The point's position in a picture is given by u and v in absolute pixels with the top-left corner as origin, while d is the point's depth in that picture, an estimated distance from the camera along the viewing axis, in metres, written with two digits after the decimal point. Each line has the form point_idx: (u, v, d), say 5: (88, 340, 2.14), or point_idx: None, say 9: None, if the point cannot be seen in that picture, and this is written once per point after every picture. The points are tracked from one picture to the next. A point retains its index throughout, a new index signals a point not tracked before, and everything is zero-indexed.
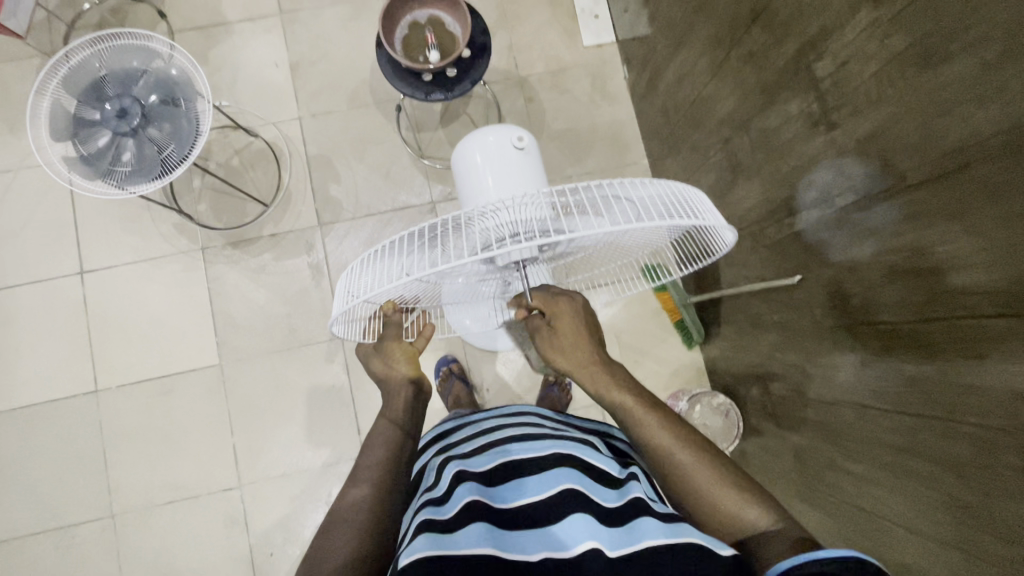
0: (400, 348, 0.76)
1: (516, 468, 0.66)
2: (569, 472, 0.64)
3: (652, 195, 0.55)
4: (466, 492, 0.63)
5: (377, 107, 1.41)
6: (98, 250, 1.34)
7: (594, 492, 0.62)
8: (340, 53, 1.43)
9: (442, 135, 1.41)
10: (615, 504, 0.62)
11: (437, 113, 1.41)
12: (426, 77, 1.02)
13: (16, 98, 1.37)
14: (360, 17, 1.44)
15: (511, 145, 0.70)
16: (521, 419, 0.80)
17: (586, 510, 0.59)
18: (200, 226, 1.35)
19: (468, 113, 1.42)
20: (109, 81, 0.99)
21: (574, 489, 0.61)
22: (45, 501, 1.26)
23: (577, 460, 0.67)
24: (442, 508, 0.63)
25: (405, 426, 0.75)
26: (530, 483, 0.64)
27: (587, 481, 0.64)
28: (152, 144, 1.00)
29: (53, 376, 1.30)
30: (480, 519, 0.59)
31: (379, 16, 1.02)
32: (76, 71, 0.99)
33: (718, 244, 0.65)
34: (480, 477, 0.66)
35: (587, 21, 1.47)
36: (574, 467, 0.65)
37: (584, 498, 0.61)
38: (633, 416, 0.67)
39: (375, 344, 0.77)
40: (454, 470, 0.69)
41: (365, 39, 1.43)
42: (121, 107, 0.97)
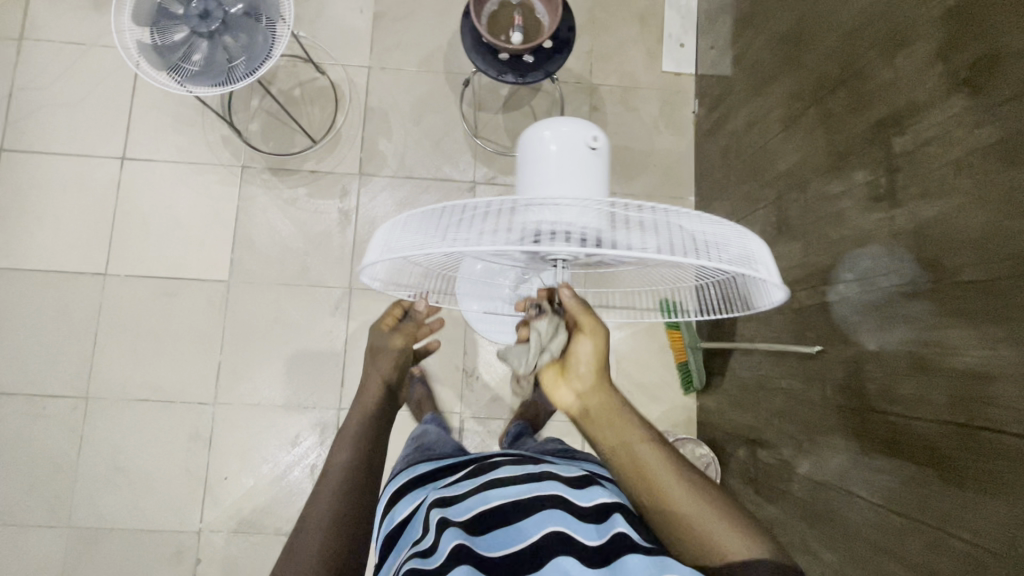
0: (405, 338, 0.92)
1: (495, 514, 0.66)
2: (549, 513, 0.63)
3: (710, 232, 0.53)
4: (450, 540, 0.62)
5: (445, 77, 1.42)
6: (142, 143, 1.36)
7: (576, 531, 0.62)
8: (425, 16, 1.44)
9: (501, 120, 1.41)
10: (596, 542, 0.61)
11: (501, 98, 1.41)
12: (501, 57, 1.03)
13: None
14: None
15: (590, 140, 0.68)
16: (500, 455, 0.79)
17: (566, 555, 0.59)
18: (247, 145, 1.37)
19: (531, 106, 1.42)
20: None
21: (556, 533, 0.61)
22: (24, 365, 1.27)
23: (557, 498, 0.66)
24: (429, 559, 0.62)
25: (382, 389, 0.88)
26: (510, 530, 0.64)
27: (570, 521, 0.63)
28: (224, 53, 1.01)
29: (67, 251, 1.31)
30: (464, 566, 0.60)
31: None
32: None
33: (760, 300, 0.63)
34: (463, 523, 0.66)
35: (672, 47, 1.46)
36: (553, 505, 0.65)
37: (566, 541, 0.61)
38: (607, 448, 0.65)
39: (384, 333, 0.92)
40: (433, 514, 0.68)
41: (452, 9, 1.44)
42: (205, 9, 0.99)
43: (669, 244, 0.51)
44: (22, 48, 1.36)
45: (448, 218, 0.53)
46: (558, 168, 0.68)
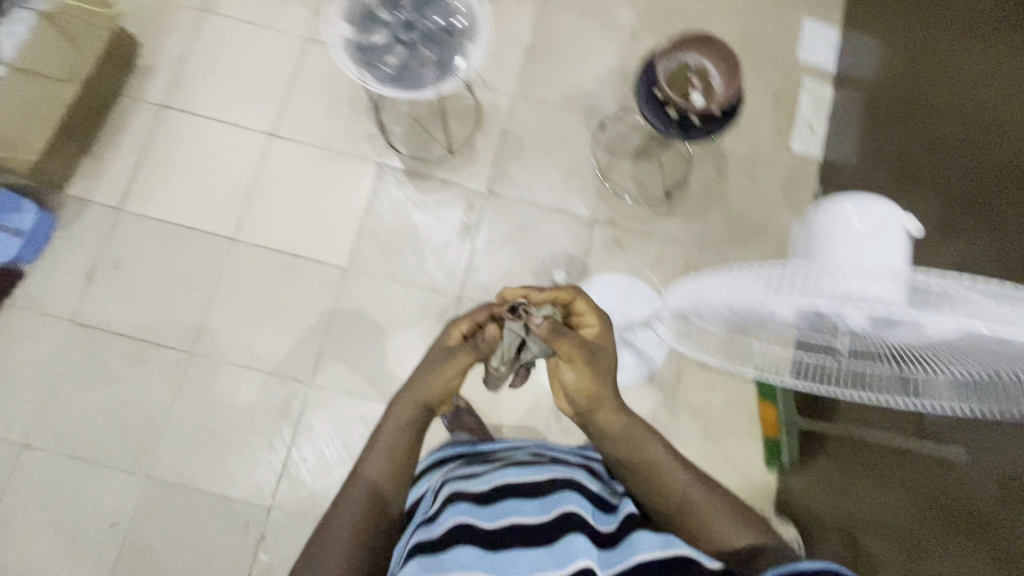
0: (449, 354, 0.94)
1: (503, 492, 0.81)
2: (561, 496, 0.80)
3: None
4: (455, 514, 0.78)
5: (584, 117, 1.48)
6: (292, 124, 1.43)
7: (588, 516, 0.79)
8: (574, 58, 1.51)
9: (629, 166, 1.46)
10: (609, 528, 0.80)
11: (633, 146, 1.47)
12: (671, 114, 1.09)
13: None
14: (604, 36, 1.53)
15: (903, 228, 0.64)
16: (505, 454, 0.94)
17: (579, 531, 0.76)
18: (388, 144, 1.43)
19: (660, 159, 1.47)
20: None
21: (566, 512, 0.78)
22: (140, 310, 1.31)
23: (568, 484, 0.83)
24: (433, 526, 0.78)
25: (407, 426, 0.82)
26: (520, 505, 0.79)
27: (582, 505, 0.80)
28: (419, 59, 1.08)
29: (203, 210, 1.37)
30: (472, 543, 0.75)
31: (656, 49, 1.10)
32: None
33: None
34: (472, 495, 0.81)
35: (802, 129, 1.51)
36: (564, 489, 0.82)
37: (576, 520, 0.77)
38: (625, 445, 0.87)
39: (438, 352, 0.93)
40: (448, 489, 0.84)
41: (601, 56, 1.52)
42: (410, 22, 1.09)
43: (1003, 318, 0.48)
44: (204, 19, 1.46)
45: (744, 272, 0.61)
46: (866, 246, 0.64)
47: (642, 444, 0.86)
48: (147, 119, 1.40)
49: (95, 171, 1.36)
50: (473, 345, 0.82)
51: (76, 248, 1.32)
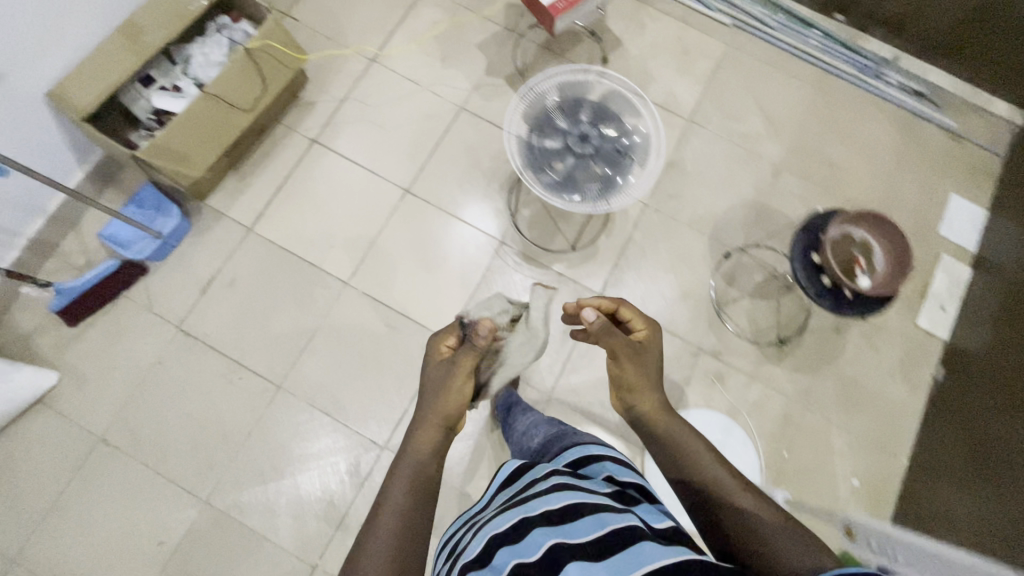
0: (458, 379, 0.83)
1: (490, 547, 0.60)
2: (540, 536, 0.58)
3: None
4: None
5: (710, 243, 1.47)
6: (427, 184, 1.46)
7: (581, 534, 0.58)
8: (712, 182, 1.51)
9: (745, 303, 1.43)
10: (603, 533, 0.58)
11: (754, 284, 1.44)
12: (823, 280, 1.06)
13: (462, 43, 1.57)
14: (746, 167, 1.53)
15: None
16: (501, 490, 0.75)
17: (580, 558, 0.55)
18: (513, 225, 1.44)
19: (778, 302, 1.44)
20: (587, 109, 1.12)
21: (555, 545, 0.57)
22: (241, 331, 1.33)
23: (550, 513, 0.61)
24: None
25: (427, 469, 0.74)
26: (510, 550, 0.58)
27: (563, 530, 0.59)
28: (584, 172, 1.09)
29: (324, 248, 1.40)
30: None
31: (829, 215, 1.10)
32: (569, 84, 1.13)
33: None
34: (465, 565, 0.60)
35: (932, 306, 1.45)
36: (540, 520, 0.61)
37: (570, 544, 0.57)
38: (662, 442, 0.78)
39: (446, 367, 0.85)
40: (445, 571, 0.63)
41: (738, 186, 1.51)
42: (585, 134, 1.10)
43: None
44: (369, 68, 1.53)
45: None
46: None
47: (681, 438, 0.77)
48: (296, 150, 1.46)
49: (237, 189, 1.41)
50: (461, 356, 0.84)
51: (200, 258, 1.36)
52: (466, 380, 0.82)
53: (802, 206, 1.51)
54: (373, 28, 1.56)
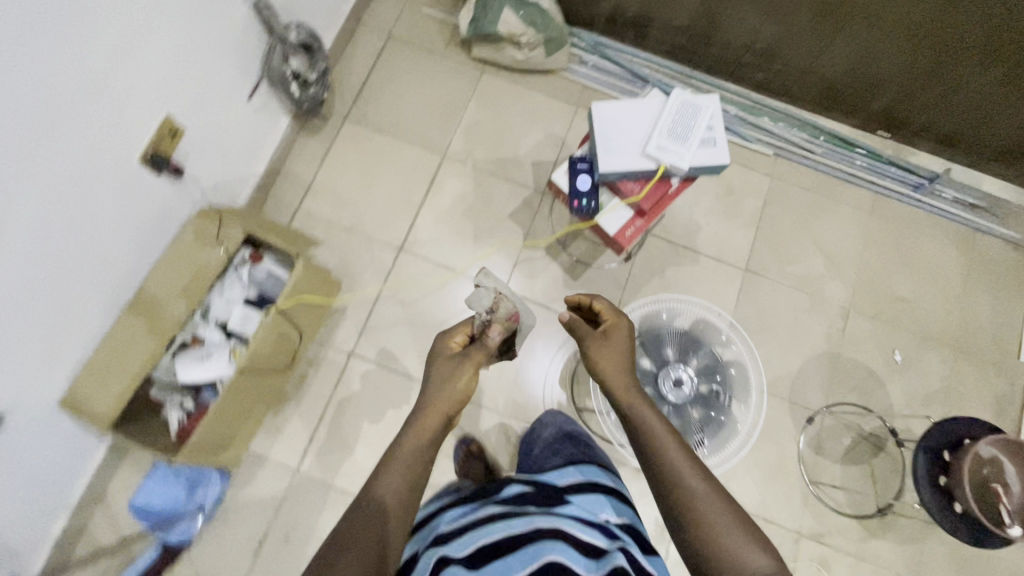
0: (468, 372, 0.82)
1: (492, 550, 0.67)
2: (547, 545, 0.65)
3: None
4: None
5: (789, 407, 1.37)
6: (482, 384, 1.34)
7: (574, 567, 0.64)
8: (780, 336, 1.42)
9: (837, 471, 1.34)
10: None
11: (842, 447, 1.36)
12: (958, 507, 0.98)
13: (493, 214, 1.45)
14: (813, 314, 1.44)
15: None
16: (500, 491, 0.80)
17: None
18: (581, 421, 1.33)
19: (871, 464, 1.35)
20: (672, 342, 1.02)
21: (552, 561, 0.63)
22: None
23: (556, 533, 0.68)
24: None
25: (417, 472, 0.69)
26: (511, 565, 0.64)
27: (570, 556, 0.65)
28: (683, 421, 0.97)
29: None
30: None
31: (950, 425, 1.02)
32: (645, 317, 1.04)
33: None
34: (459, 560, 0.67)
35: None
36: (554, 540, 0.66)
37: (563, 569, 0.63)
38: (635, 418, 0.70)
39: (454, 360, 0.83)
40: (433, 555, 0.69)
41: (808, 337, 1.42)
42: (677, 377, 0.98)
43: None
44: (399, 258, 1.41)
45: None
46: None
47: (649, 425, 0.68)
48: (335, 368, 1.33)
49: (277, 424, 1.28)
50: (472, 351, 0.86)
51: (248, 514, 1.23)
52: (473, 374, 0.81)
53: (876, 351, 1.42)
54: (397, 211, 1.44)
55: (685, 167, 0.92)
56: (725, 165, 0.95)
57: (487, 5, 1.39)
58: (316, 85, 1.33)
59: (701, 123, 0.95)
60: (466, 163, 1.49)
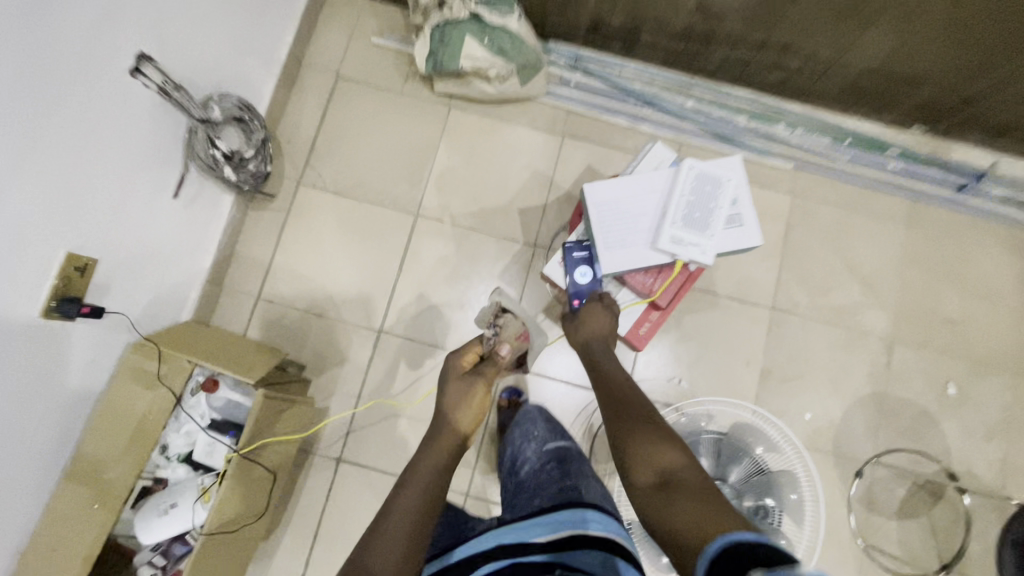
0: (481, 397, 0.82)
1: None
2: None
3: None
4: None
5: (835, 461, 1.23)
6: (490, 477, 1.20)
7: None
8: (817, 380, 1.26)
9: (893, 527, 1.21)
10: None
11: (897, 499, 1.22)
12: None
13: (481, 277, 1.27)
14: (852, 352, 1.27)
15: None
16: (479, 546, 0.66)
17: None
18: None
19: (930, 515, 1.21)
20: (708, 453, 0.87)
21: None
22: None
23: None
24: None
25: (417, 506, 0.66)
26: None
27: None
28: None
29: None
30: None
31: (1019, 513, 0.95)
32: (671, 424, 0.89)
33: None
34: None
35: None
36: None
37: None
38: (595, 367, 0.73)
39: (465, 377, 0.84)
40: None
41: (849, 378, 1.26)
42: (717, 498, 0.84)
43: None
44: (379, 342, 1.24)
45: None
46: None
47: (607, 372, 0.71)
48: (323, 478, 1.18)
49: (266, 551, 1.15)
50: (486, 372, 0.85)
51: None
52: (487, 392, 0.83)
53: (926, 386, 1.26)
54: (371, 287, 1.26)
55: (709, 260, 0.75)
56: (755, 247, 0.77)
57: (445, 37, 1.17)
58: (255, 158, 1.11)
59: (723, 200, 0.76)
60: (443, 220, 1.29)
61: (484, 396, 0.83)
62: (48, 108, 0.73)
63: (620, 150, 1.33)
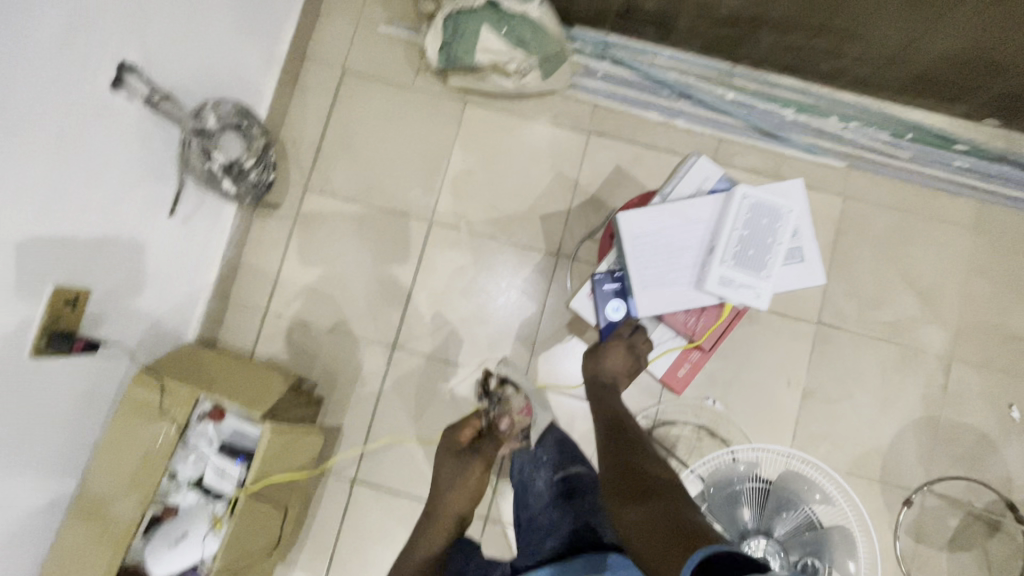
0: (478, 476, 0.86)
1: None
2: None
3: None
4: None
5: (882, 488, 1.13)
6: (510, 502, 1.14)
7: None
8: (865, 401, 1.16)
9: (944, 560, 1.12)
10: None
11: (949, 531, 1.12)
12: None
13: (499, 288, 1.18)
14: (905, 370, 1.16)
15: None
16: None
17: None
18: None
19: (985, 549, 1.12)
20: (751, 502, 0.78)
21: None
22: None
23: None
24: None
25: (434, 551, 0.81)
26: None
27: None
28: None
29: None
30: None
31: None
32: (709, 470, 0.82)
33: None
34: None
35: None
36: None
37: None
38: (597, 393, 0.77)
39: (462, 458, 0.86)
40: None
41: (901, 400, 1.16)
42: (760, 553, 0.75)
43: None
44: (393, 358, 1.17)
45: None
46: None
47: (609, 400, 0.76)
48: (337, 499, 1.14)
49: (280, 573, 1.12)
50: (483, 453, 0.87)
51: None
52: (482, 472, 0.86)
53: (987, 408, 1.15)
54: (383, 300, 1.19)
55: (764, 303, 0.72)
56: (817, 285, 0.74)
57: (458, 27, 1.05)
58: (256, 167, 1.07)
59: (783, 234, 0.73)
60: (458, 227, 1.20)
61: (480, 476, 0.86)
62: (18, 138, 0.66)
63: (651, 148, 1.21)
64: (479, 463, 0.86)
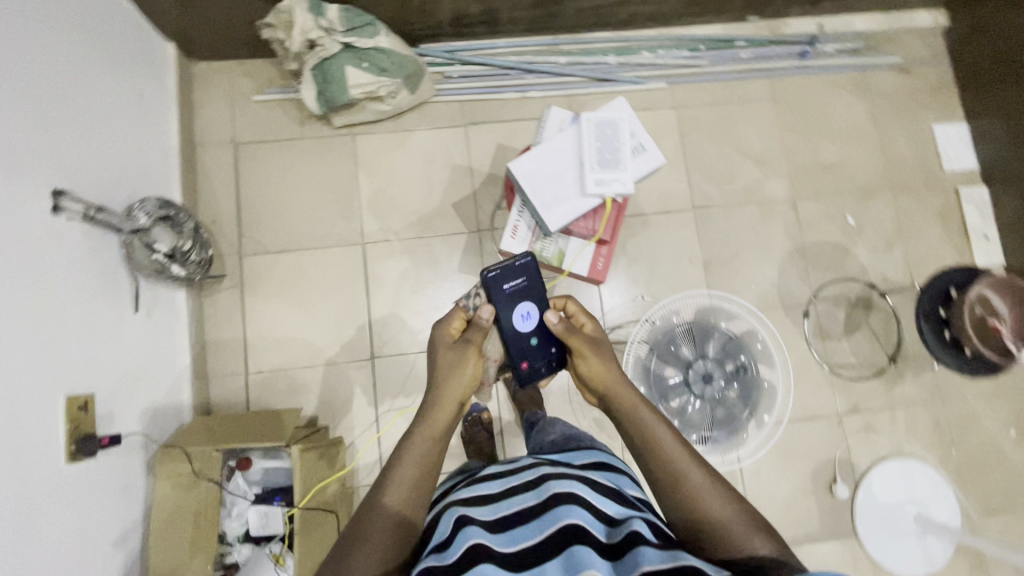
0: (475, 362, 0.81)
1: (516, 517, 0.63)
2: (568, 507, 0.61)
3: None
4: (469, 536, 0.60)
5: (785, 311, 1.44)
6: (519, 442, 1.31)
7: (591, 527, 0.59)
8: (749, 253, 1.46)
9: (846, 345, 1.44)
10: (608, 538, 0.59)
11: (841, 322, 1.45)
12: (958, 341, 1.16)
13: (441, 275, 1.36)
14: (768, 219, 1.48)
15: None
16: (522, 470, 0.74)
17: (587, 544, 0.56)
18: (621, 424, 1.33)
19: (869, 324, 1.45)
20: (685, 340, 1.03)
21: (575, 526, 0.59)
22: None
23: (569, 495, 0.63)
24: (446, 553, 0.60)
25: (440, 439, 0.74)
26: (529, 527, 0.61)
27: (587, 516, 0.60)
28: (730, 406, 1.00)
29: None
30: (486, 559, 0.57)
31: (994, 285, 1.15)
32: (649, 330, 1.04)
33: None
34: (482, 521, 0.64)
35: (980, 242, 1.50)
36: (568, 499, 0.62)
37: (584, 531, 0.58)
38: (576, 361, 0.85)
39: (455, 344, 0.83)
40: (455, 513, 0.66)
41: (773, 242, 1.47)
42: (705, 372, 1.01)
43: None
44: (376, 367, 1.31)
45: None
46: None
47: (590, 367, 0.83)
48: None
49: None
50: (472, 338, 0.84)
51: None
52: (477, 357, 0.82)
53: (832, 224, 1.49)
54: (348, 322, 1.32)
55: (630, 187, 0.95)
56: (660, 164, 1.00)
57: (327, 74, 1.22)
58: (195, 248, 1.13)
59: (624, 137, 0.98)
60: (387, 238, 1.36)
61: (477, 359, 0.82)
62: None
63: (519, 121, 1.44)
64: (473, 350, 0.82)
